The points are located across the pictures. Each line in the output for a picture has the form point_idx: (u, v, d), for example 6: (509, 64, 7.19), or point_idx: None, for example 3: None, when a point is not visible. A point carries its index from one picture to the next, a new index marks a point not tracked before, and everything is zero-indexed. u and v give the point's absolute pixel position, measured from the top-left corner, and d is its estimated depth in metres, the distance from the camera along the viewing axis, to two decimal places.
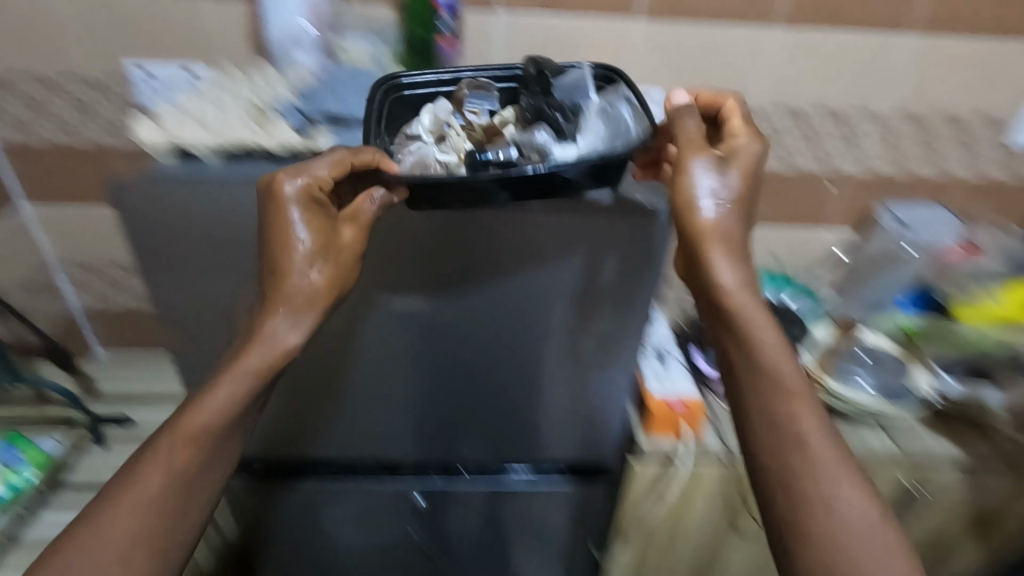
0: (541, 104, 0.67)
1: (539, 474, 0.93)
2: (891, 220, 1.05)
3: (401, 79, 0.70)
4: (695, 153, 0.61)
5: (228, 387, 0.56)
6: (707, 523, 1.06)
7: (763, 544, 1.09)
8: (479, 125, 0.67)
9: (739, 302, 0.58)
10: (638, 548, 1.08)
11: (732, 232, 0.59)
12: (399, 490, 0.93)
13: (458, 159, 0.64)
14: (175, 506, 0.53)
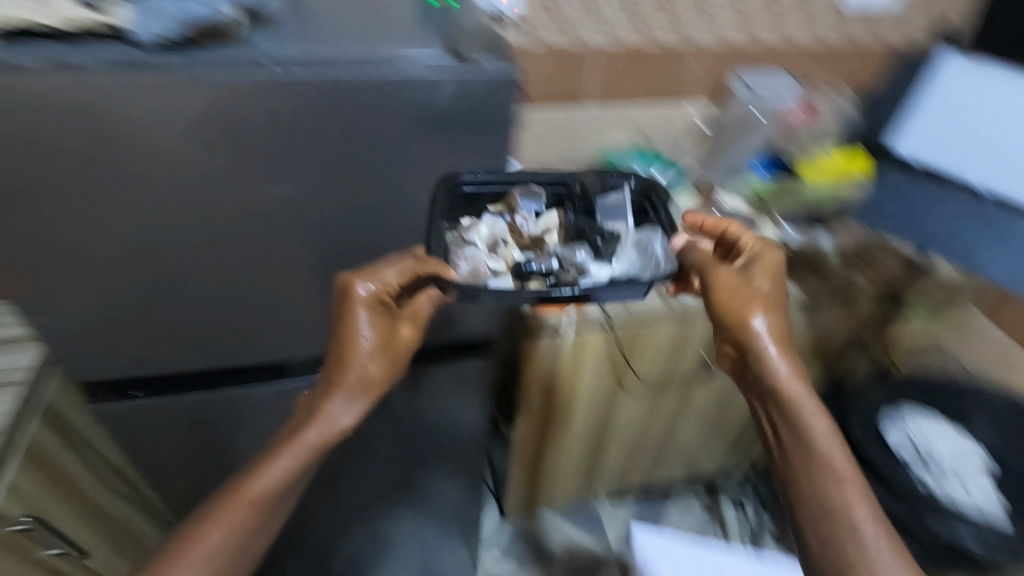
0: (585, 225, 0.66)
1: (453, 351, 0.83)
2: (743, 89, 1.11)
3: (465, 177, 0.65)
4: (755, 261, 0.62)
5: (289, 460, 0.55)
6: (600, 391, 1.06)
7: (651, 400, 1.12)
8: (527, 234, 0.65)
9: (794, 393, 0.57)
10: (535, 420, 1.07)
11: (781, 324, 0.59)
12: (286, 392, 0.77)
13: (506, 268, 0.63)
14: (228, 571, 0.53)
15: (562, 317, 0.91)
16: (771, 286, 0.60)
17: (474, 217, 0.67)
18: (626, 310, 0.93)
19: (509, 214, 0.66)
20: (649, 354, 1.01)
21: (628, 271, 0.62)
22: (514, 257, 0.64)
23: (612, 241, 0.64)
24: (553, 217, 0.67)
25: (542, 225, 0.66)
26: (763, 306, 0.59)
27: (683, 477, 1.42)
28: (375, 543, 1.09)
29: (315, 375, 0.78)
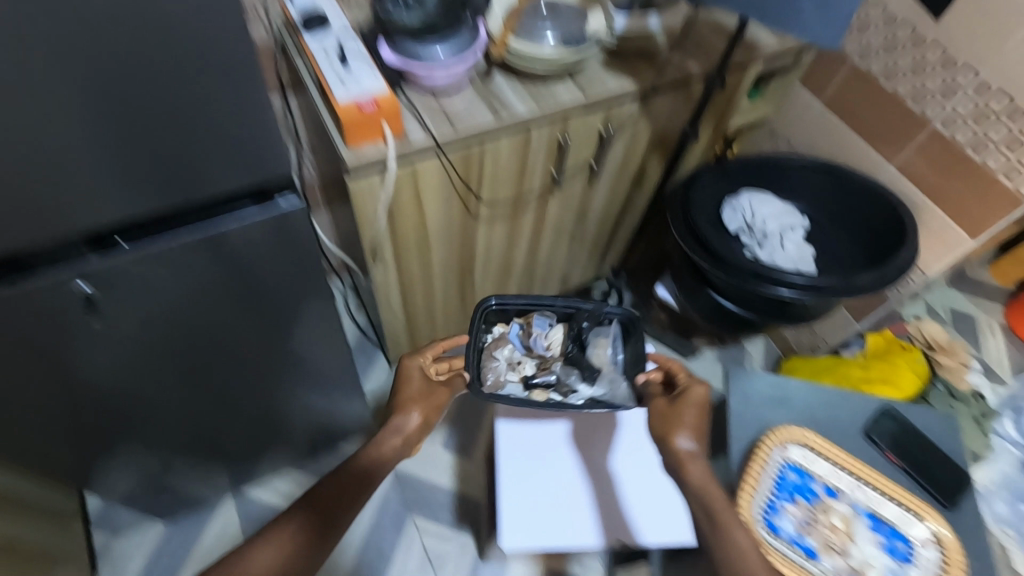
0: (577, 355, 0.99)
1: (263, 202, 0.64)
2: None
3: (493, 302, 0.99)
4: (686, 397, 0.79)
5: (375, 453, 0.78)
6: (450, 220, 1.01)
7: (509, 219, 1.09)
8: (540, 354, 1.01)
9: (708, 487, 0.71)
10: (391, 261, 1.02)
11: (698, 425, 0.76)
12: (47, 288, 0.58)
13: (521, 377, 1.00)
14: (311, 536, 0.66)
15: (382, 150, 0.79)
16: (693, 418, 0.76)
17: (505, 325, 1.03)
18: (454, 130, 0.83)
19: (528, 332, 1.02)
20: (492, 173, 0.95)
21: (599, 393, 0.96)
22: (529, 368, 1.00)
23: (594, 369, 0.98)
24: (557, 335, 1.02)
25: (548, 343, 1.02)
26: (682, 428, 0.75)
27: (559, 290, 1.49)
28: (261, 414, 1.06)
29: (85, 259, 0.59)
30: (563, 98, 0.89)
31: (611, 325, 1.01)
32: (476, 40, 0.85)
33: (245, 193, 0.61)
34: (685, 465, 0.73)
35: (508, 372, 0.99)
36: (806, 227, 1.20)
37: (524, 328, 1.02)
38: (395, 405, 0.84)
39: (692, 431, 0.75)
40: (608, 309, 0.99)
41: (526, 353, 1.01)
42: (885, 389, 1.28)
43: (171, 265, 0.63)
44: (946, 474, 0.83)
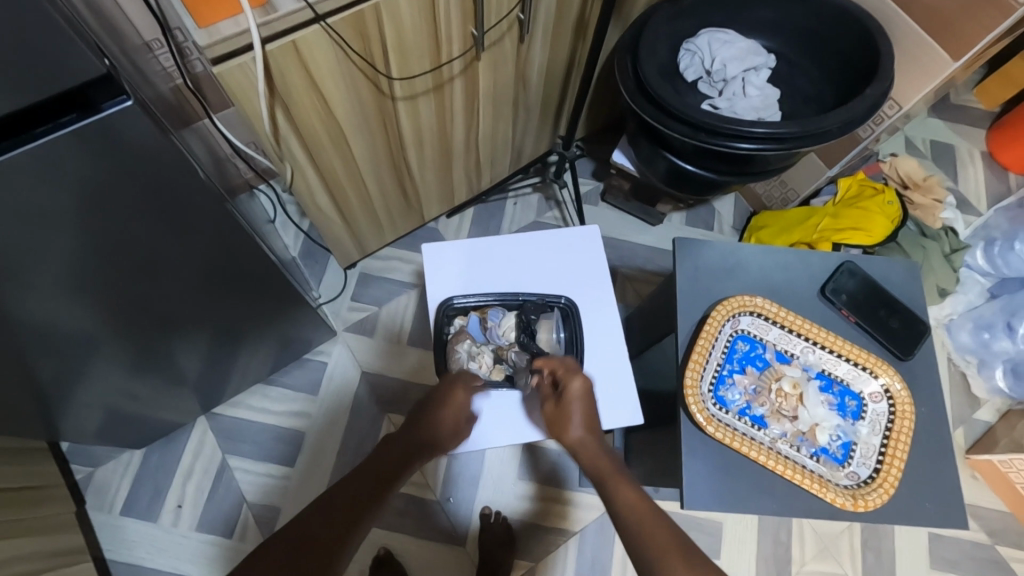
0: (529, 341, 0.89)
1: (71, 124, 0.52)
2: None
3: (455, 300, 0.91)
4: (568, 398, 0.81)
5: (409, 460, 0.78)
6: (361, 104, 0.88)
7: (434, 95, 0.96)
8: (495, 345, 0.89)
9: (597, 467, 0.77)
10: (303, 160, 0.91)
11: (586, 417, 0.81)
12: None
13: (483, 369, 0.88)
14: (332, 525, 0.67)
15: (242, 24, 0.64)
16: (569, 418, 0.80)
17: (463, 316, 0.92)
18: None
19: (484, 324, 0.90)
20: (396, 42, 0.81)
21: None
22: (490, 366, 0.88)
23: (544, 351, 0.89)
24: (510, 321, 0.90)
25: (503, 332, 0.90)
26: (569, 426, 0.80)
27: (511, 169, 1.38)
28: (203, 340, 1.02)
29: None
30: None
31: (556, 311, 0.93)
32: None
33: (36, 106, 0.50)
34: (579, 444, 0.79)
35: (470, 365, 0.87)
36: (770, 67, 1.07)
37: (480, 322, 0.91)
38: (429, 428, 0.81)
39: (579, 427, 0.80)
40: (549, 296, 0.93)
41: (485, 344, 0.89)
42: (861, 235, 1.20)
43: None
44: (904, 324, 0.81)
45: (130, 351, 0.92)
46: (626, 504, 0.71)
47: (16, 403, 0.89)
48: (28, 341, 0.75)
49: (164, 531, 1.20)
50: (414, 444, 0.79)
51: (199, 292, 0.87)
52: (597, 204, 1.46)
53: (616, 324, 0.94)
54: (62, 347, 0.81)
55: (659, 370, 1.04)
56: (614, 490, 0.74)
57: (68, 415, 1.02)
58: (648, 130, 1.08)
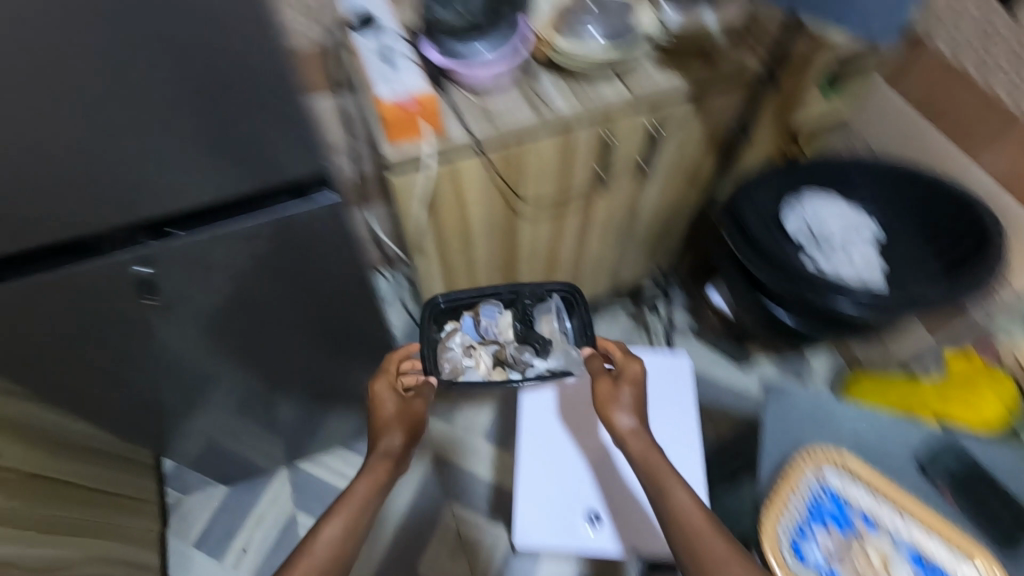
0: (525, 334, 0.99)
1: (290, 205, 0.68)
2: None
3: (440, 301, 0.97)
4: (624, 384, 0.83)
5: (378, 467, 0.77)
6: (493, 217, 1.02)
7: (554, 219, 1.09)
8: (490, 335, 0.99)
9: (640, 449, 0.78)
10: (436, 254, 1.05)
11: (635, 411, 0.82)
12: (115, 270, 0.66)
13: (483, 368, 0.98)
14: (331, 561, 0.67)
15: (421, 147, 0.81)
16: (619, 406, 0.81)
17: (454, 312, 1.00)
18: (494, 128, 0.83)
19: (478, 321, 0.99)
20: (533, 174, 0.95)
21: (553, 367, 1.00)
22: (483, 361, 0.98)
23: (545, 342, 0.99)
24: (506, 319, 0.99)
25: (500, 329, 1.00)
26: (617, 411, 0.81)
27: (607, 288, 1.47)
28: (308, 392, 1.13)
29: (135, 249, 0.65)
30: (606, 94, 0.87)
31: (554, 300, 0.98)
32: (517, 35, 0.84)
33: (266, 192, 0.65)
34: (627, 437, 0.80)
35: (467, 364, 0.97)
36: (876, 236, 1.11)
37: (474, 320, 0.99)
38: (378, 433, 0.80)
39: (629, 417, 0.81)
40: (544, 286, 0.98)
41: (482, 343, 0.99)
42: (962, 412, 1.12)
43: (210, 254, 0.69)
44: (1015, 519, 0.77)
45: (252, 389, 1.05)
46: (676, 507, 0.70)
47: (151, 417, 1.03)
48: (186, 361, 0.89)
49: (226, 571, 1.27)
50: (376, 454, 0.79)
51: (324, 349, 1.00)
52: (685, 334, 1.50)
53: (694, 453, 0.95)
54: (209, 371, 0.95)
55: (733, 514, 1.02)
56: (665, 492, 0.73)
57: (183, 438, 1.15)
58: (746, 274, 1.15)
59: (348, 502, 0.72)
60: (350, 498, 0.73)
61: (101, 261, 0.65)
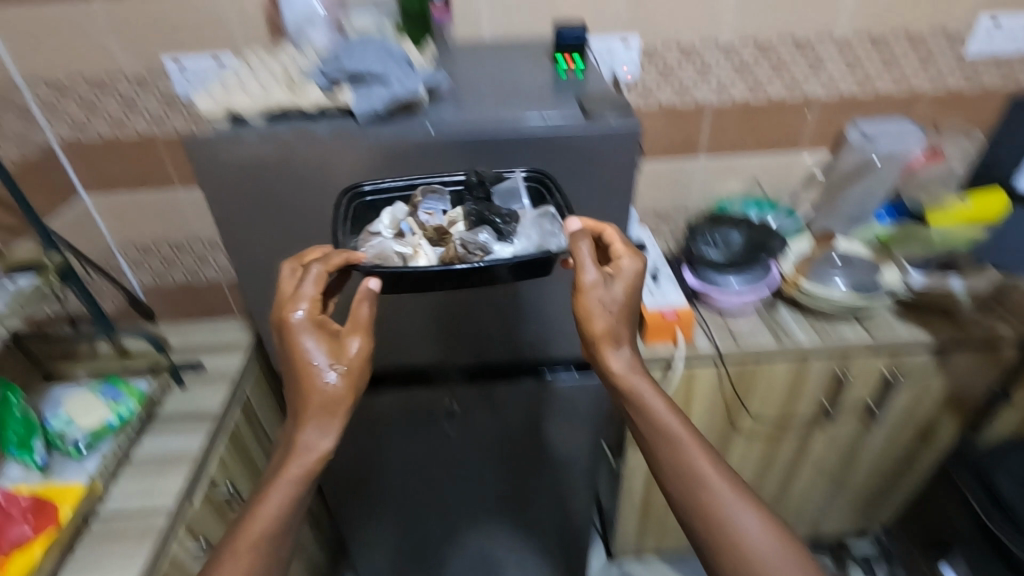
0: (483, 210, 0.61)
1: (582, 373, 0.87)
2: (857, 135, 1.06)
3: (363, 186, 0.65)
4: (614, 286, 0.61)
5: (316, 433, 0.58)
6: (713, 430, 1.06)
7: (770, 442, 1.09)
8: (431, 227, 0.62)
9: (633, 385, 0.62)
10: None
11: (621, 328, 0.62)
12: (433, 397, 0.86)
13: (418, 255, 0.60)
14: (277, 543, 0.57)
15: (672, 350, 0.94)
16: (601, 318, 0.60)
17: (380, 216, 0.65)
18: (737, 344, 0.94)
19: (414, 209, 0.63)
20: (762, 393, 1.01)
21: (525, 250, 0.60)
22: (424, 252, 0.60)
23: (511, 225, 0.61)
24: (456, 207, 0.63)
25: (446, 216, 0.63)
26: (596, 319, 0.60)
27: (806, 535, 1.34)
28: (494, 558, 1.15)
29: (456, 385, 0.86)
30: (847, 336, 0.95)
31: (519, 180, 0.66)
32: (768, 276, 0.98)
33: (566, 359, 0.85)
34: (605, 349, 0.61)
35: (394, 250, 0.59)
36: None
37: (411, 207, 0.64)
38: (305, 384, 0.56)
39: (622, 353, 0.62)
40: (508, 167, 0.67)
41: (416, 232, 0.62)
42: None
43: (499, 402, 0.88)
44: None
45: (452, 540, 1.11)
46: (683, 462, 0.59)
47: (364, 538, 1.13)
48: (423, 491, 1.02)
49: None
50: (304, 404, 0.57)
51: (528, 514, 1.07)
52: None
53: None
54: (428, 512, 1.05)
55: None
56: (667, 441, 0.60)
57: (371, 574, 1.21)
58: (996, 549, 0.98)
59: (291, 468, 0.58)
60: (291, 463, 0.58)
61: (430, 389, 0.86)
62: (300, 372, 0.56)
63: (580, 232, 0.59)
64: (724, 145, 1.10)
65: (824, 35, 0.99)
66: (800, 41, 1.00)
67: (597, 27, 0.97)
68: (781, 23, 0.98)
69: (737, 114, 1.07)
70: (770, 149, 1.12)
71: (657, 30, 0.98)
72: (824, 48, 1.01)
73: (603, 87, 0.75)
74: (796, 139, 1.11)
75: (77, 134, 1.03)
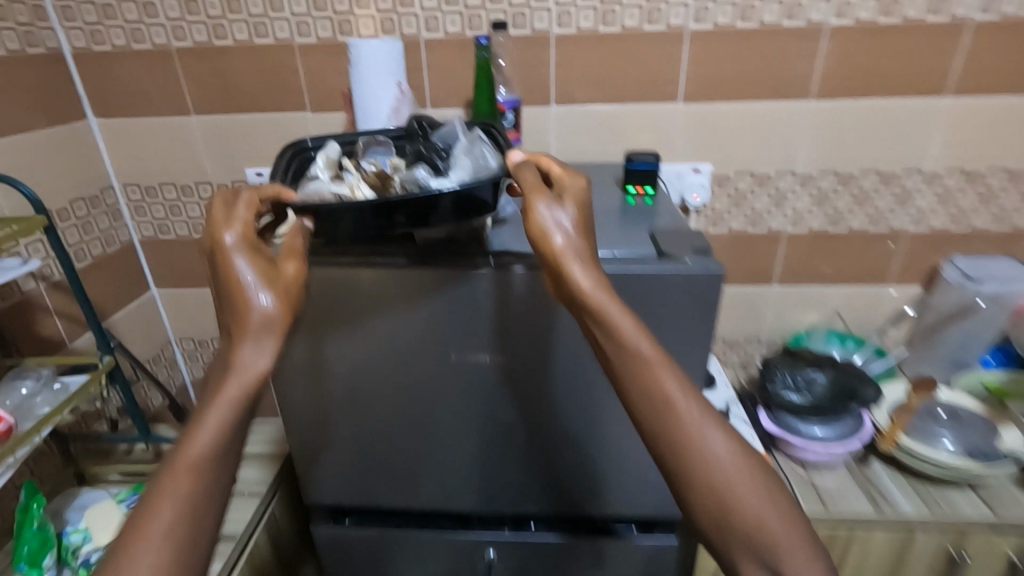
0: (420, 150, 0.65)
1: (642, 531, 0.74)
2: (955, 273, 0.96)
3: (308, 142, 0.68)
4: (564, 198, 0.53)
5: (253, 353, 0.47)
6: None
7: None
8: (372, 171, 0.62)
9: (602, 302, 0.49)
10: None
11: (587, 245, 0.51)
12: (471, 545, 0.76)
13: (355, 194, 0.57)
14: (202, 498, 0.43)
15: None
16: (559, 227, 0.51)
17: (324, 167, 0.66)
18: (826, 508, 0.80)
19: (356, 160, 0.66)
20: (856, 567, 0.85)
21: (462, 178, 0.61)
22: (361, 189, 0.58)
23: (448, 163, 0.64)
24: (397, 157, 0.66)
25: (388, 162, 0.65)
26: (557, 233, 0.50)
27: None
28: None
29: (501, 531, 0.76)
30: (962, 508, 0.80)
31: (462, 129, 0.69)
32: (860, 428, 0.85)
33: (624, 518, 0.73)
34: (572, 267, 0.50)
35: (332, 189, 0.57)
36: None
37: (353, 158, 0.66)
38: (232, 295, 0.48)
39: (587, 268, 0.50)
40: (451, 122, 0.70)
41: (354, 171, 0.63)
42: None
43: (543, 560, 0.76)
44: None
45: None
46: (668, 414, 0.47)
47: None
48: None
49: None
50: (229, 318, 0.48)
51: None
52: None
53: None
54: None
55: None
56: (650, 379, 0.47)
57: None
58: None
59: (222, 396, 0.46)
60: (223, 392, 0.46)
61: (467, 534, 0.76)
62: (230, 292, 0.48)
63: (524, 163, 0.56)
64: (799, 275, 1.03)
65: (910, 169, 0.94)
66: (883, 174, 0.95)
67: (665, 152, 0.96)
68: (861, 156, 0.94)
69: (814, 244, 1.01)
70: (853, 280, 1.03)
71: (728, 158, 0.96)
72: (909, 183, 0.95)
73: (676, 218, 0.71)
74: (881, 272, 1.03)
75: (157, 233, 1.08)
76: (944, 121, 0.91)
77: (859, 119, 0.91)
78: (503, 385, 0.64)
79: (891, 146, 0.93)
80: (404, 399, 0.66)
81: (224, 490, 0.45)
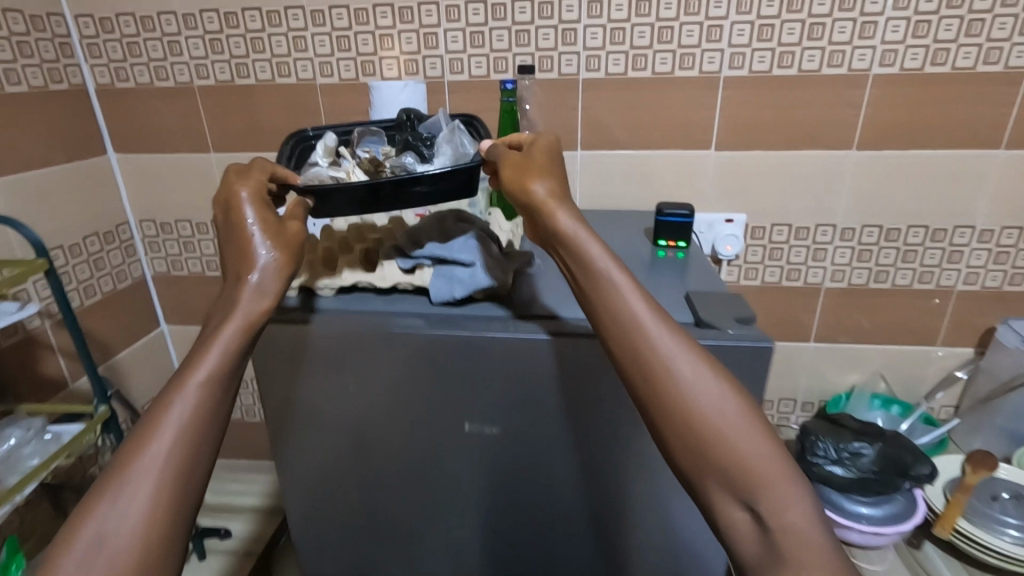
0: (407, 137, 0.63)
1: None
2: (1014, 338, 0.87)
3: (307, 130, 0.65)
4: (536, 151, 0.52)
5: (266, 287, 0.46)
6: None
7: None
8: (365, 157, 0.61)
9: (578, 234, 0.46)
10: None
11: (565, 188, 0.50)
12: None
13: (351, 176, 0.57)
14: (208, 410, 0.40)
15: None
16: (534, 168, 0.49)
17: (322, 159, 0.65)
18: None
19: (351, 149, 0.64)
20: None
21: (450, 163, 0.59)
22: (357, 173, 0.58)
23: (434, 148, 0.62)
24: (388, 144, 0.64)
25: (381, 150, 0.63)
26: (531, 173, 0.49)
27: None
28: None
29: None
30: None
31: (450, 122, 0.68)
32: (909, 511, 0.78)
33: None
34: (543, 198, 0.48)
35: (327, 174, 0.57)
36: None
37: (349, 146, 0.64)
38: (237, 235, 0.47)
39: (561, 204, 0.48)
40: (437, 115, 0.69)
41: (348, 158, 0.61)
42: None
43: None
44: None
45: None
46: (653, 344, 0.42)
47: None
48: None
49: None
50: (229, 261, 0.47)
51: None
52: None
53: None
54: None
55: None
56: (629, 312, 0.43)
57: None
58: None
59: (223, 336, 0.43)
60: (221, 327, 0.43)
61: None
62: (236, 238, 0.47)
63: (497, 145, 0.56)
64: (839, 332, 0.97)
65: (961, 225, 0.88)
66: (931, 229, 0.89)
67: (696, 201, 0.91)
68: (908, 209, 0.88)
69: (855, 300, 0.94)
70: (898, 339, 0.96)
71: (763, 208, 0.90)
72: (960, 238, 0.89)
73: (711, 275, 0.66)
74: (929, 331, 0.95)
75: (171, 270, 1.06)
76: (998, 175, 0.85)
77: (904, 170, 0.86)
78: (513, 455, 0.58)
79: (940, 200, 0.87)
80: (403, 463, 0.61)
81: (223, 425, 0.41)
